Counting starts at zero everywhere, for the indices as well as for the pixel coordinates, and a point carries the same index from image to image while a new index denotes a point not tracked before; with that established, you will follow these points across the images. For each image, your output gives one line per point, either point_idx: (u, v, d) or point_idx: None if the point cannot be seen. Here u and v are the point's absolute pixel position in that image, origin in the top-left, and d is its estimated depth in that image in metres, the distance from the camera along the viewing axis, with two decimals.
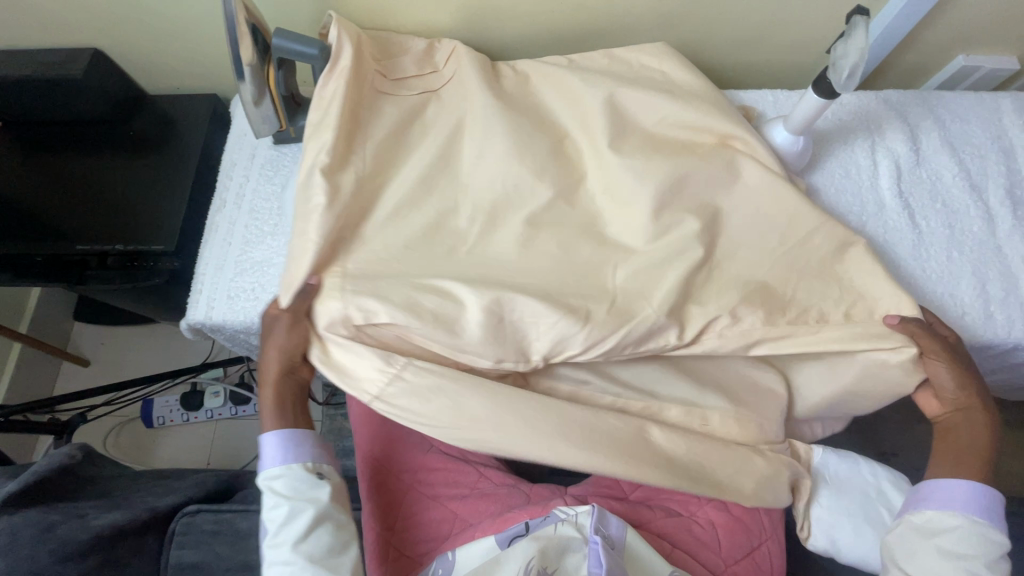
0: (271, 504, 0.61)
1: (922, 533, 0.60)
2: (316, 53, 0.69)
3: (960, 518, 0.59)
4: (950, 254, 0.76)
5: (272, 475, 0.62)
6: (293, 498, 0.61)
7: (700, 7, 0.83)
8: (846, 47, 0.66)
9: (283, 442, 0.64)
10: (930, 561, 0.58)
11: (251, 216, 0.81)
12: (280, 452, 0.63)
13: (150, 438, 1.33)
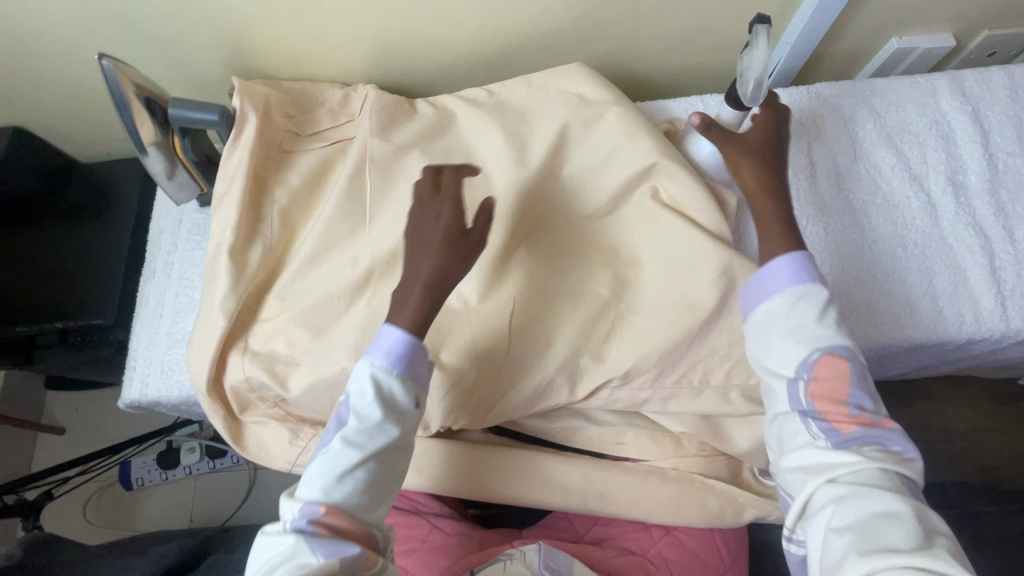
0: (360, 396, 0.56)
1: (761, 326, 0.60)
2: (216, 118, 0.67)
3: (781, 295, 0.59)
4: (896, 252, 0.73)
5: (383, 368, 0.57)
6: (353, 429, 0.56)
7: (616, 21, 0.81)
8: (750, 58, 0.67)
9: (402, 347, 0.58)
10: (786, 388, 0.57)
11: (181, 284, 0.79)
12: (397, 349, 0.58)
13: (131, 501, 1.32)
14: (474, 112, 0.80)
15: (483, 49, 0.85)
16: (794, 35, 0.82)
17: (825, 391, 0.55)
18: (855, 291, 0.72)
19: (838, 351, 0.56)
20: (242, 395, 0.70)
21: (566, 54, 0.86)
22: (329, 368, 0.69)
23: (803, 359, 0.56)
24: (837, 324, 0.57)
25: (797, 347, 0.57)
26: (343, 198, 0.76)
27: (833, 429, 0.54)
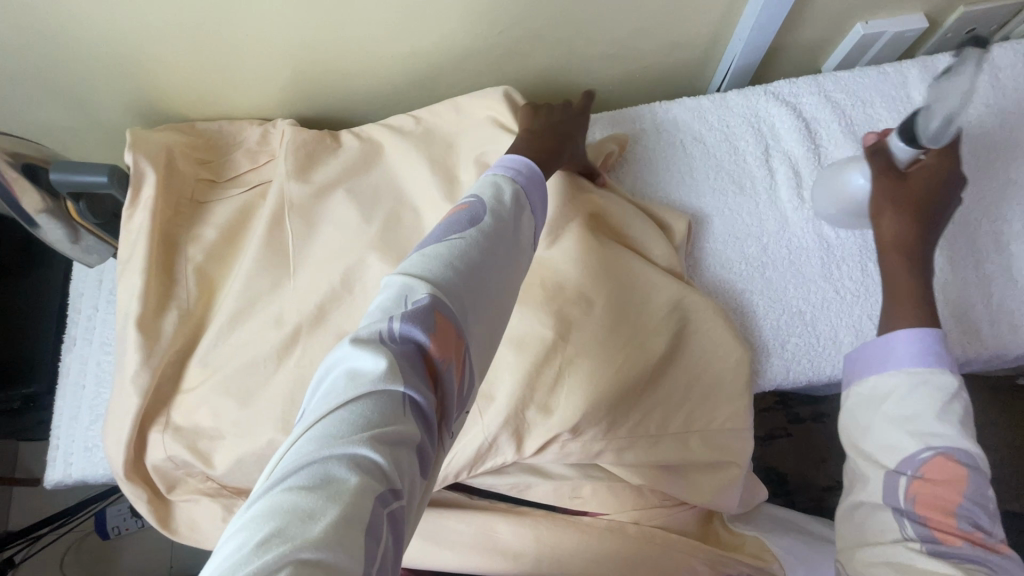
0: (488, 186, 0.47)
1: (858, 408, 0.54)
2: (106, 179, 0.62)
3: (897, 372, 0.53)
4: (860, 270, 0.68)
5: (492, 180, 0.48)
6: (411, 299, 0.37)
7: (549, 31, 0.74)
8: (949, 85, 0.58)
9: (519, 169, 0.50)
10: (883, 477, 0.50)
11: (103, 352, 0.74)
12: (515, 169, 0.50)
13: (111, 550, 1.30)
14: (402, 143, 0.73)
15: (410, 74, 0.78)
16: (747, 33, 0.75)
17: (927, 498, 0.48)
18: (816, 316, 0.67)
19: (950, 458, 0.48)
20: (167, 473, 0.66)
21: (502, 68, 0.79)
22: (254, 440, 0.64)
23: (904, 457, 0.49)
24: (961, 422, 0.49)
25: (901, 439, 0.50)
26: (263, 249, 0.70)
27: (932, 538, 0.47)
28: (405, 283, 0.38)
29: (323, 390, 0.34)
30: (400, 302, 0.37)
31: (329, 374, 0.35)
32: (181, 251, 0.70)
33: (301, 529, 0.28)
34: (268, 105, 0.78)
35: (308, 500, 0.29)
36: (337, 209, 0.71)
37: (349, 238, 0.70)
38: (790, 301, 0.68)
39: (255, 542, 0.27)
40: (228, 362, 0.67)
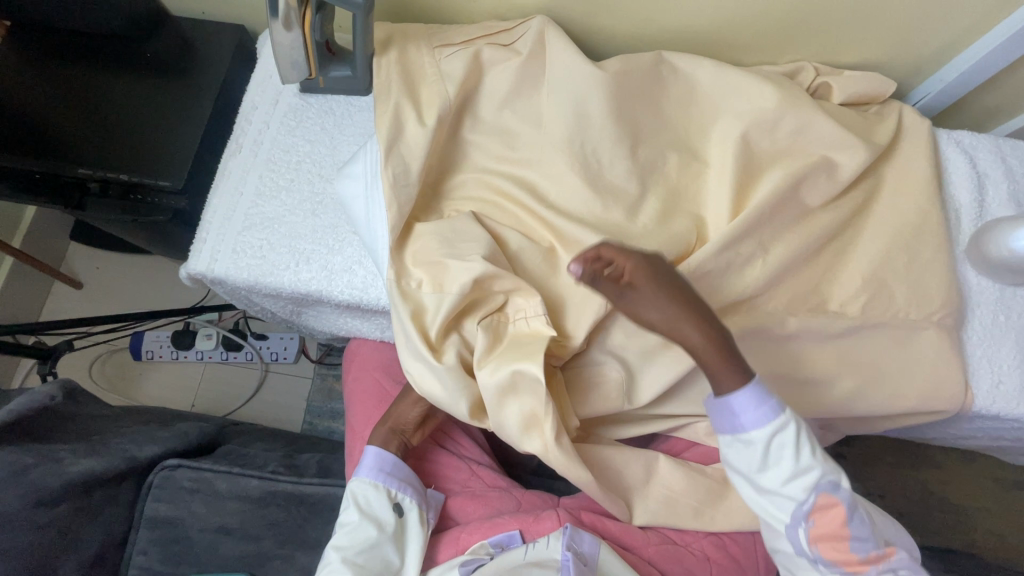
0: (346, 508, 0.66)
1: (772, 452, 0.56)
2: (361, 1, 0.63)
3: (759, 432, 0.55)
4: (1000, 321, 0.73)
5: (360, 485, 0.67)
6: (368, 498, 0.67)
7: (789, 7, 0.77)
8: None
9: (387, 463, 0.69)
10: (787, 533, 0.58)
11: (267, 166, 0.76)
12: (381, 468, 0.68)
13: (135, 370, 1.30)
14: (622, 63, 0.75)
15: (640, 12, 0.80)
16: (951, 76, 0.81)
17: (831, 545, 0.57)
18: (954, 346, 0.71)
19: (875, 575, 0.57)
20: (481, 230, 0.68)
21: (721, 34, 0.82)
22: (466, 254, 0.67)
23: (812, 485, 0.56)
24: (808, 465, 0.56)
25: (787, 495, 0.57)
26: (472, 141, 0.77)
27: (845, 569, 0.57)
28: (364, 489, 0.67)
29: (353, 527, 0.65)
30: (365, 489, 0.67)
31: (365, 493, 0.67)
32: (393, 100, 0.72)
33: (353, 536, 0.64)
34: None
35: (364, 502, 0.67)
36: (547, 110, 0.75)
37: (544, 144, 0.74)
38: (940, 332, 0.72)
39: (358, 503, 0.66)
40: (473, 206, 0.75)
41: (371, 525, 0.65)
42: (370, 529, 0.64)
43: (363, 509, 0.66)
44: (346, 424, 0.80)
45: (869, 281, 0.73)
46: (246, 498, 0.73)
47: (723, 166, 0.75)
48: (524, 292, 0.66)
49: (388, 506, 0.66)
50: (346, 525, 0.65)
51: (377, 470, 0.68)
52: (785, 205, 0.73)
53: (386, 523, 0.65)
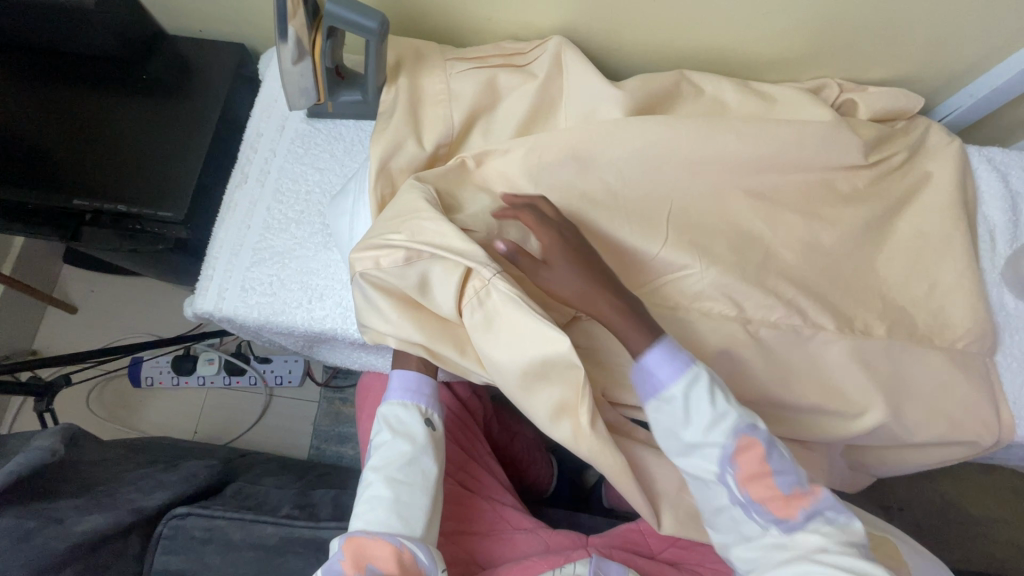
0: (380, 432, 0.63)
1: (692, 408, 0.56)
2: (375, 26, 0.60)
3: (674, 386, 0.56)
4: None
5: (389, 407, 0.64)
6: (402, 420, 0.63)
7: (815, 24, 0.74)
8: None
9: (412, 385, 0.65)
10: (715, 492, 0.57)
11: (275, 197, 0.72)
12: (406, 390, 0.65)
13: (135, 398, 1.26)
14: (644, 83, 0.72)
15: (661, 30, 0.77)
16: (981, 91, 0.79)
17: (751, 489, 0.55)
18: (992, 373, 0.69)
19: (804, 516, 0.55)
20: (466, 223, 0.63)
21: (743, 52, 0.79)
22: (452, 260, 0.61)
23: (732, 430, 0.56)
24: (722, 422, 0.56)
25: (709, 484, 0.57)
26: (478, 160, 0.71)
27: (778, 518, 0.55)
28: (395, 409, 0.64)
29: (388, 450, 0.61)
30: (395, 411, 0.64)
31: (394, 415, 0.63)
32: (407, 127, 0.69)
33: (391, 459, 0.61)
34: (519, 15, 0.77)
35: (395, 422, 0.63)
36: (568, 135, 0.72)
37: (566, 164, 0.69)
38: (976, 359, 0.70)
39: (389, 423, 0.63)
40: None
41: (405, 442, 0.61)
42: (405, 446, 0.61)
43: (397, 429, 0.62)
44: None
45: (903, 308, 0.71)
46: (261, 546, 0.70)
47: (751, 191, 0.72)
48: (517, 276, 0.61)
49: (418, 419, 0.63)
50: (380, 446, 0.62)
51: (405, 389, 0.64)
52: (815, 231, 0.71)
53: (420, 437, 0.62)
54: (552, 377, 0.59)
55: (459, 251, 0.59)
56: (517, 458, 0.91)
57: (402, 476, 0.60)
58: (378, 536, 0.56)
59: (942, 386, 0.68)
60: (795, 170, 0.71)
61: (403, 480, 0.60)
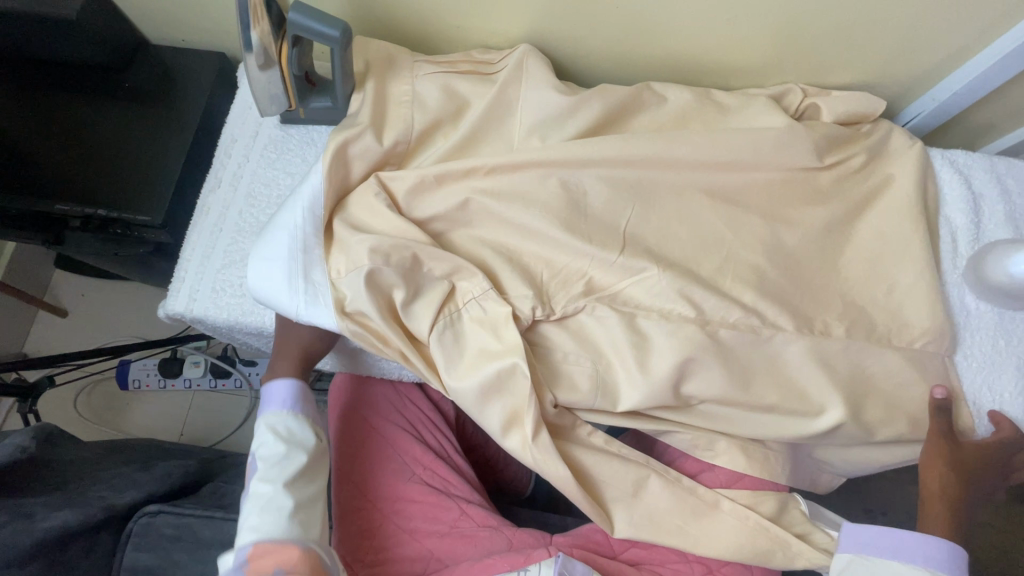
0: (266, 440, 0.61)
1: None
2: (338, 34, 0.62)
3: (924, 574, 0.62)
4: (1000, 345, 0.71)
5: (275, 417, 0.63)
6: (290, 430, 0.63)
7: (775, 32, 0.76)
8: None
9: (293, 392, 0.65)
10: None
11: (247, 201, 0.74)
12: (289, 399, 0.65)
13: (123, 400, 1.28)
14: (606, 90, 0.74)
15: (625, 40, 0.79)
16: (942, 96, 0.80)
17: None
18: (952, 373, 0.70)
19: None
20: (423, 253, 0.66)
21: (706, 61, 0.81)
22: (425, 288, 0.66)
23: None
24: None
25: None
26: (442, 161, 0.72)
27: None
28: (281, 418, 0.63)
29: (276, 460, 0.60)
30: (281, 421, 0.63)
31: (279, 426, 0.63)
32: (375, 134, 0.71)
33: (281, 466, 0.60)
34: (486, 25, 0.79)
35: (283, 431, 0.63)
36: (532, 140, 0.73)
37: (528, 167, 0.71)
38: (937, 359, 0.70)
39: (275, 432, 0.62)
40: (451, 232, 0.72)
41: (296, 451, 0.61)
42: (294, 453, 0.61)
43: (286, 438, 0.62)
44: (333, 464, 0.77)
45: (863, 308, 0.71)
46: (230, 544, 0.71)
47: (711, 194, 0.73)
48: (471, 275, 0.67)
49: (303, 426, 0.64)
50: (268, 457, 0.60)
51: (285, 398, 0.65)
52: (773, 234, 0.72)
53: (307, 443, 0.62)
54: (509, 391, 0.65)
55: (441, 285, 0.67)
56: (493, 458, 0.91)
57: (295, 482, 0.59)
58: (279, 546, 0.55)
59: (902, 386, 0.68)
60: (753, 175, 0.73)
61: (298, 487, 0.59)
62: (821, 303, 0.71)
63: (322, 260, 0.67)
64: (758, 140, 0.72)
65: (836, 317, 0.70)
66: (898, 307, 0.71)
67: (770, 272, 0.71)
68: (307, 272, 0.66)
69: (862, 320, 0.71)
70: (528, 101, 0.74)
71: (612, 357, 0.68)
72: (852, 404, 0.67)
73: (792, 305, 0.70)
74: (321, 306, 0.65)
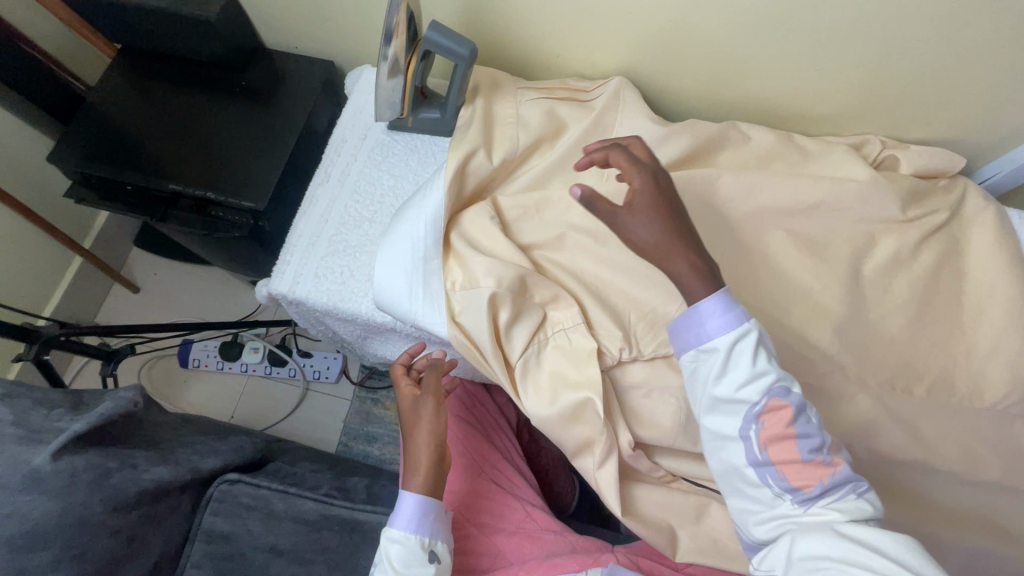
0: (380, 568, 0.61)
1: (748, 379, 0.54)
2: (466, 53, 0.68)
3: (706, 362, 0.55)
4: None
5: (392, 538, 0.62)
6: (407, 550, 0.62)
7: (860, 84, 0.80)
8: None
9: (419, 508, 0.64)
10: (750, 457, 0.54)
11: (352, 196, 0.79)
12: (413, 517, 0.63)
13: (180, 378, 1.34)
14: (695, 125, 0.79)
15: (712, 81, 0.84)
16: (1020, 158, 0.83)
17: (777, 447, 0.53)
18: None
19: (821, 489, 0.52)
20: (524, 281, 0.68)
21: (789, 107, 0.85)
22: (524, 312, 0.68)
23: (765, 390, 0.53)
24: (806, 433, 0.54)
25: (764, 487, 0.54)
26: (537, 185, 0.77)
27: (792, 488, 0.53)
28: (397, 538, 0.62)
29: None
30: (396, 541, 0.62)
31: (394, 543, 0.62)
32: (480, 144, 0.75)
33: None
34: (587, 57, 0.85)
35: (399, 560, 0.61)
36: None
37: (618, 186, 0.76)
38: (1013, 413, 0.71)
39: (394, 560, 0.61)
40: (538, 241, 0.76)
41: None
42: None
43: (401, 568, 0.61)
44: (401, 453, 0.81)
45: (940, 355, 0.72)
46: (301, 520, 0.74)
47: (791, 232, 0.77)
48: (563, 306, 0.70)
49: (423, 557, 0.62)
50: None
51: (407, 518, 0.63)
52: (851, 275, 0.75)
53: None
54: (582, 419, 0.66)
55: (537, 313, 0.69)
56: (544, 471, 0.94)
57: None
58: None
59: (974, 436, 0.69)
60: (832, 217, 0.77)
61: None
62: (897, 346, 0.72)
63: (439, 271, 0.70)
64: (840, 184, 0.76)
65: (911, 362, 0.72)
66: (975, 358, 0.72)
67: (847, 311, 0.73)
68: (425, 282, 0.69)
69: (937, 366, 0.72)
70: (621, 128, 0.79)
71: (689, 379, 0.69)
72: (923, 448, 0.68)
73: (867, 346, 0.72)
74: (436, 312, 0.68)
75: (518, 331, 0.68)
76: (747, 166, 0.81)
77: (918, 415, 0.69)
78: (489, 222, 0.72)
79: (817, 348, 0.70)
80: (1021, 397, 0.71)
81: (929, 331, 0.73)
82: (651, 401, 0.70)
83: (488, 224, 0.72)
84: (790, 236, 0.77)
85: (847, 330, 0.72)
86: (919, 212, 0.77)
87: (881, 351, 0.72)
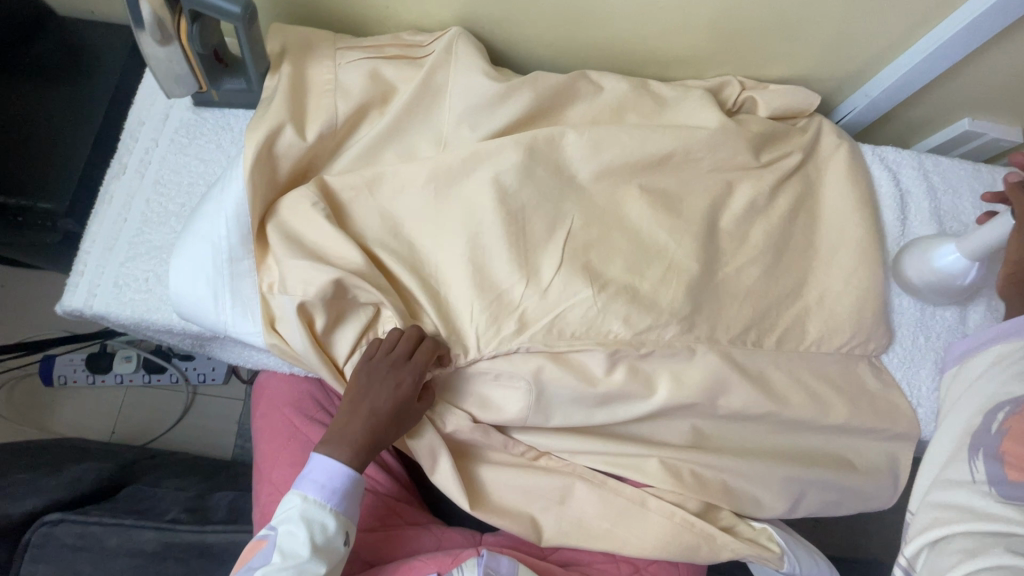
0: (290, 536, 0.58)
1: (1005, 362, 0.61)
2: (238, 12, 0.58)
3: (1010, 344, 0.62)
4: (921, 341, 0.73)
5: (310, 506, 0.59)
6: (322, 527, 0.59)
7: (711, 21, 0.74)
8: None
9: (345, 481, 0.61)
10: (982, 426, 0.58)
11: (154, 189, 0.69)
12: (334, 487, 0.60)
13: (47, 397, 1.21)
14: (538, 78, 0.71)
15: (560, 26, 0.77)
16: (875, 91, 0.80)
17: (1014, 444, 0.54)
18: (871, 369, 0.71)
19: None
20: (344, 284, 0.61)
21: (646, 51, 0.79)
22: (348, 314, 0.63)
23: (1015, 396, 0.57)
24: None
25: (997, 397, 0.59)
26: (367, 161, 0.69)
27: (998, 476, 0.53)
28: (310, 514, 0.59)
29: (291, 563, 0.57)
30: (311, 511, 0.59)
31: (307, 515, 0.59)
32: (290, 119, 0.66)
33: (301, 563, 0.57)
34: (418, 6, 0.75)
35: (314, 531, 0.58)
36: (463, 129, 0.70)
37: (456, 155, 0.68)
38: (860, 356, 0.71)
39: (313, 536, 0.58)
40: (374, 224, 0.68)
41: (322, 561, 0.58)
42: (319, 567, 0.57)
43: (316, 542, 0.58)
44: (254, 465, 0.74)
45: (794, 303, 0.72)
46: (140, 552, 0.67)
47: (646, 189, 0.72)
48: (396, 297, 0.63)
49: (339, 535, 0.60)
50: (288, 556, 0.57)
51: (327, 484, 0.60)
52: (706, 228, 0.71)
53: (336, 557, 0.59)
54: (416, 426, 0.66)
55: (367, 309, 0.64)
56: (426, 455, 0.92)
57: None
58: None
59: (824, 382, 0.70)
60: (687, 169, 0.73)
61: None
62: (752, 298, 0.71)
63: (252, 271, 0.62)
64: (690, 134, 0.71)
65: (764, 315, 0.70)
66: (827, 304, 0.72)
67: (703, 267, 0.70)
68: (234, 288, 0.62)
69: (789, 316, 0.71)
70: (458, 87, 0.70)
71: (542, 359, 0.65)
72: (777, 401, 0.67)
73: (722, 302, 0.70)
74: (250, 320, 0.62)
75: (343, 337, 0.63)
76: (600, 119, 0.75)
77: (770, 367, 0.69)
78: (307, 207, 0.64)
79: (670, 310, 0.67)
80: (866, 339, 0.71)
81: (785, 281, 0.72)
82: (502, 384, 0.66)
83: (304, 211, 0.64)
84: (646, 193, 0.72)
85: (701, 288, 0.69)
86: (772, 156, 0.75)
87: (736, 306, 0.70)
